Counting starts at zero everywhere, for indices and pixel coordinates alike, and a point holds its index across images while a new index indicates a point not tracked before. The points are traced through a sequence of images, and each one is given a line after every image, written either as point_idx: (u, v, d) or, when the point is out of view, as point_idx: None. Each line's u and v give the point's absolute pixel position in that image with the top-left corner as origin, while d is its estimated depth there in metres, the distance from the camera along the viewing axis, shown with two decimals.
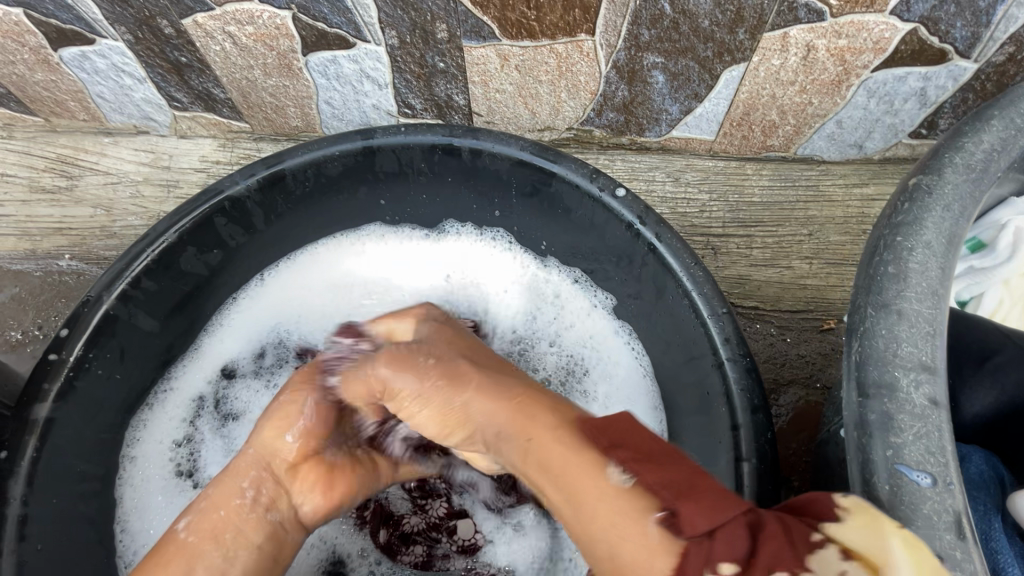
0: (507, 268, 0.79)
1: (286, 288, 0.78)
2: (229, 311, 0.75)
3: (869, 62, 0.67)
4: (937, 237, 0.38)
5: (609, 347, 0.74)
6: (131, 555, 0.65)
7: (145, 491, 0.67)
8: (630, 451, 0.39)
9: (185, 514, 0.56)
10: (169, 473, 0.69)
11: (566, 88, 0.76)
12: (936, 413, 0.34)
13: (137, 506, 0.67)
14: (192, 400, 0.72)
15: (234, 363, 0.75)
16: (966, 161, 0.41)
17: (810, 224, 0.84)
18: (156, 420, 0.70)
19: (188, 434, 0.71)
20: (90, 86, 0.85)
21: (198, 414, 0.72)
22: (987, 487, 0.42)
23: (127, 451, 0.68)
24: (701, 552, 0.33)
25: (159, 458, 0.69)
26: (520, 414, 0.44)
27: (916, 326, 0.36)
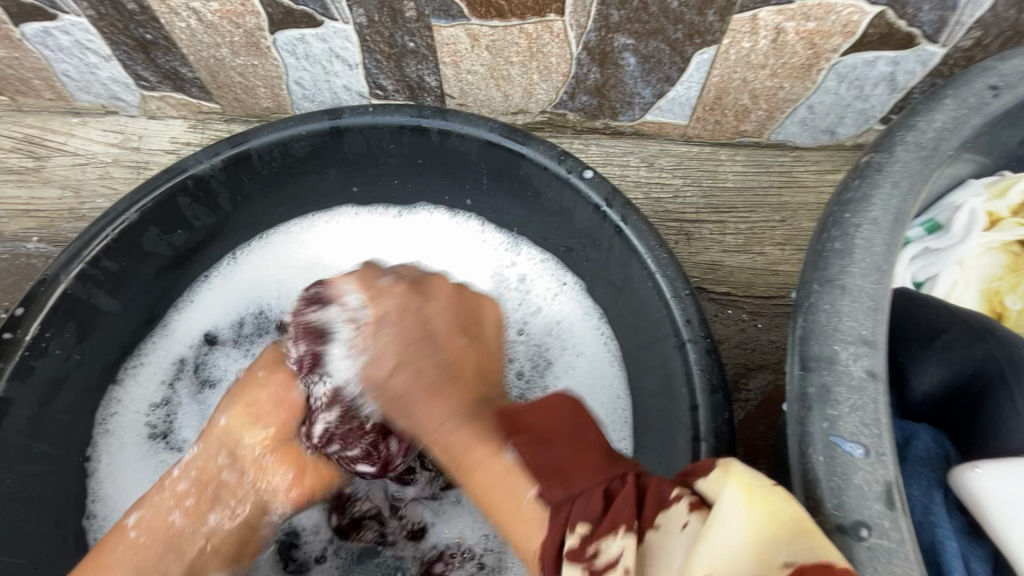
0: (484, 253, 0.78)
1: (260, 267, 0.76)
2: (202, 288, 0.75)
3: (839, 45, 0.67)
4: (884, 214, 0.39)
5: (581, 336, 0.74)
6: (105, 512, 0.66)
7: (123, 449, 0.68)
8: (526, 437, 0.42)
9: (135, 510, 0.58)
10: (145, 433, 0.69)
11: (538, 70, 0.76)
12: (873, 386, 0.34)
13: (114, 470, 0.67)
14: (173, 363, 0.72)
15: (216, 330, 0.74)
16: (917, 139, 0.42)
17: (782, 210, 0.84)
18: (134, 385, 0.70)
19: (166, 397, 0.71)
20: (54, 64, 0.83)
21: (177, 377, 0.72)
22: (931, 463, 0.43)
23: (104, 415, 0.68)
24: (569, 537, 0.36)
25: (137, 417, 0.69)
26: (468, 436, 0.43)
27: (859, 301, 0.36)
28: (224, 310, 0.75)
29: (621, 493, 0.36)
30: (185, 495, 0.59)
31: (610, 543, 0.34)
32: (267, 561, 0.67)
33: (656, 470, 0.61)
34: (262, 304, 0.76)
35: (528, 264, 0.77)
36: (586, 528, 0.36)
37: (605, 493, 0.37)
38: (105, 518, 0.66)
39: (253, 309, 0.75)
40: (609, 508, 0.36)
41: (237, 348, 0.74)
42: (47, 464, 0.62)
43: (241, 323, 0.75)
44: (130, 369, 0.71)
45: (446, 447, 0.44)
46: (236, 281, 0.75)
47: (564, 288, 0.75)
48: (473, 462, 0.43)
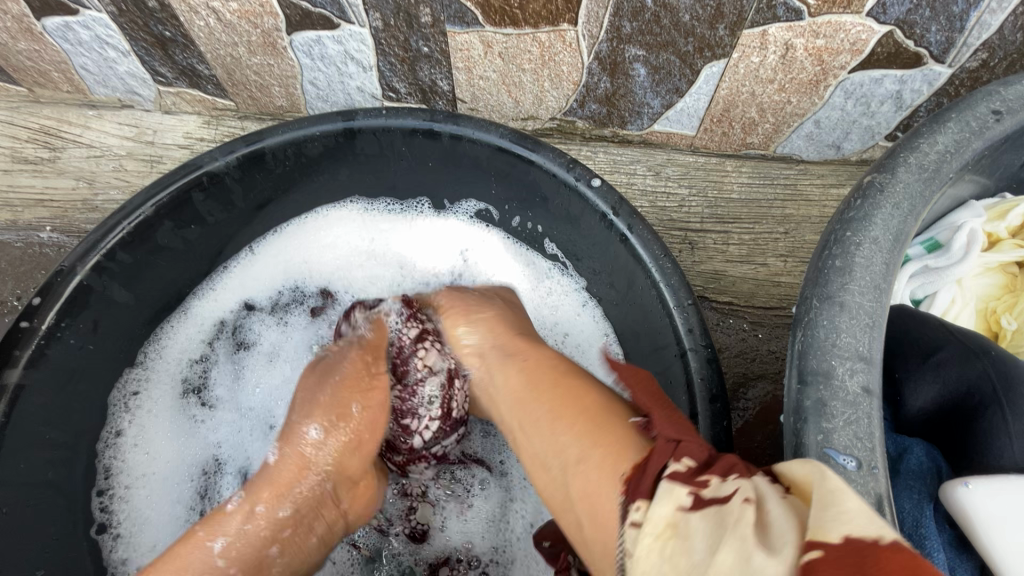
0: (505, 266, 0.79)
1: (285, 252, 0.79)
2: (228, 268, 0.77)
3: (847, 62, 0.68)
4: (884, 234, 0.40)
5: (589, 353, 0.74)
6: (128, 478, 0.69)
7: (152, 413, 0.72)
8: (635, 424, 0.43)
9: (220, 534, 0.53)
10: (180, 390, 0.74)
11: (549, 78, 0.77)
12: (867, 401, 0.35)
13: (144, 429, 0.71)
14: (212, 324, 0.77)
15: (254, 299, 0.78)
16: (919, 161, 0.43)
17: (786, 222, 0.85)
18: (174, 344, 0.75)
19: (204, 354, 0.76)
20: (73, 57, 0.84)
21: (216, 337, 0.77)
22: (923, 476, 0.44)
23: (140, 380, 0.72)
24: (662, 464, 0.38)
25: (165, 389, 0.73)
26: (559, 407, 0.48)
27: (857, 318, 0.37)
28: (263, 281, 0.78)
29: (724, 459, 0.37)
30: (284, 526, 0.56)
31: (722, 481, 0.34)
32: None
33: None
34: (292, 282, 0.79)
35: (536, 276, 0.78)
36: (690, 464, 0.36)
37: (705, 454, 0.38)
38: (133, 474, 0.69)
39: (291, 285, 0.79)
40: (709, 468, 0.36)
41: (271, 316, 0.78)
42: (59, 451, 0.63)
43: (280, 294, 0.79)
44: (155, 346, 0.74)
45: (535, 407, 0.50)
46: (272, 256, 0.79)
47: (573, 303, 0.76)
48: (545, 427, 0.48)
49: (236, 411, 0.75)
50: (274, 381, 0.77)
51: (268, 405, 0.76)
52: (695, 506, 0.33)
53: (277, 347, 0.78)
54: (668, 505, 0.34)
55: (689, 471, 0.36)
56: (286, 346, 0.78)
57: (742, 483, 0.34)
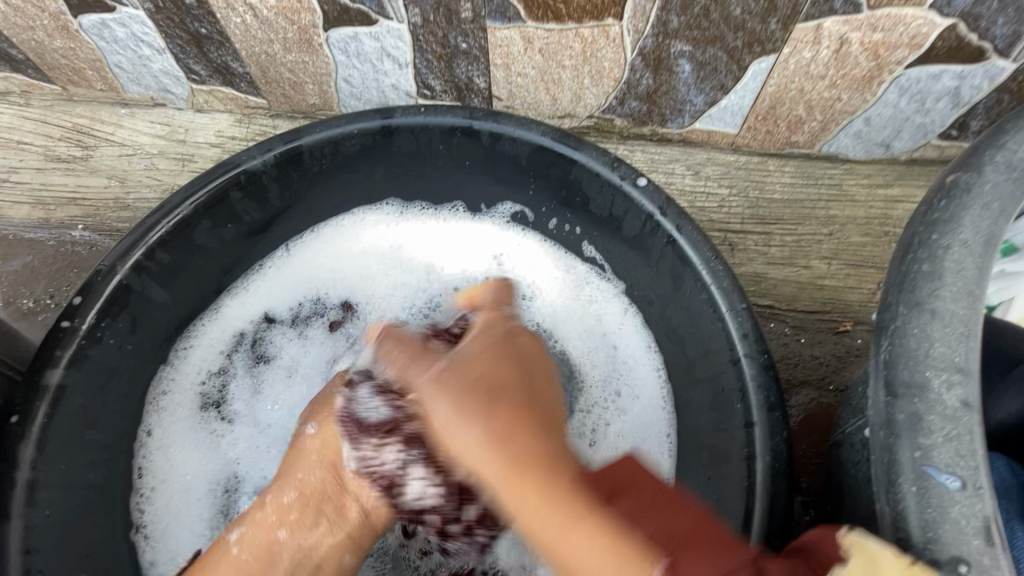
0: (546, 272, 0.77)
1: (314, 259, 0.77)
2: (255, 274, 0.75)
3: (904, 58, 0.65)
4: (975, 236, 0.37)
5: (633, 363, 0.72)
6: (152, 482, 0.67)
7: (176, 422, 0.70)
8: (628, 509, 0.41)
9: (237, 526, 0.59)
10: (198, 403, 0.71)
11: (590, 74, 0.75)
12: (968, 416, 0.32)
13: (164, 441, 0.69)
14: (232, 335, 0.74)
15: (274, 311, 0.76)
16: (1008, 160, 0.40)
17: (830, 224, 0.83)
18: (194, 352, 0.72)
19: (222, 367, 0.73)
20: (108, 55, 0.84)
21: (234, 350, 0.74)
22: (1008, 493, 0.42)
23: (161, 389, 0.70)
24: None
25: (190, 395, 0.71)
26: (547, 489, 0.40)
27: (950, 326, 0.35)
28: (286, 293, 0.76)
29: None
30: (290, 508, 0.58)
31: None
32: None
33: (705, 483, 0.61)
34: (318, 294, 0.77)
35: (577, 281, 0.76)
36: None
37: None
38: (152, 485, 0.67)
39: (314, 297, 0.77)
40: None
41: (292, 328, 0.76)
42: (97, 452, 0.63)
43: (298, 311, 0.77)
44: (182, 351, 0.72)
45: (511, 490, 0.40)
46: (296, 264, 0.77)
47: (613, 313, 0.74)
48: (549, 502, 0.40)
49: (255, 426, 0.72)
50: (296, 397, 0.74)
51: (290, 423, 0.73)
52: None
53: (295, 362, 0.75)
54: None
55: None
56: (307, 361, 0.75)
57: None
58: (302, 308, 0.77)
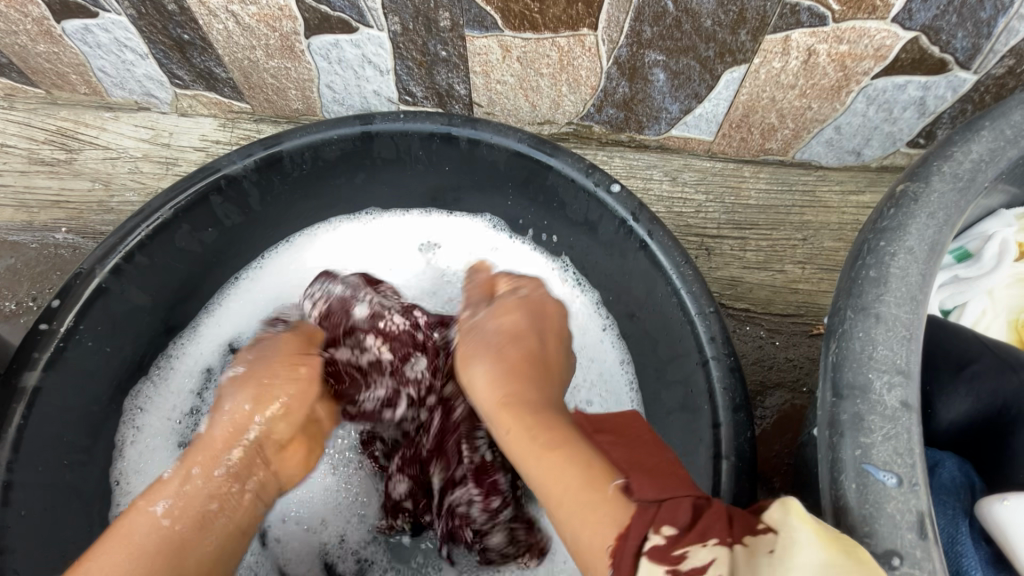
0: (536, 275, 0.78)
1: (284, 270, 0.79)
2: (230, 291, 0.77)
3: (870, 68, 0.67)
4: (920, 244, 0.39)
5: (608, 372, 0.73)
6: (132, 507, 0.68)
7: (152, 452, 0.70)
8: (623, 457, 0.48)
9: (165, 497, 0.53)
10: (173, 439, 0.71)
11: (567, 82, 0.76)
12: (906, 416, 0.34)
13: (139, 471, 0.69)
14: (200, 372, 0.74)
15: (238, 341, 0.76)
16: (953, 170, 0.42)
17: (805, 229, 0.85)
18: (165, 387, 0.73)
19: (194, 407, 0.73)
20: (92, 60, 0.85)
21: (205, 387, 0.74)
22: (957, 490, 0.44)
23: (133, 421, 0.70)
24: (645, 517, 0.39)
25: (166, 423, 0.72)
26: (547, 429, 0.46)
27: (892, 330, 0.36)
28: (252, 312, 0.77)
29: (713, 510, 0.39)
30: (220, 484, 0.56)
31: (700, 549, 0.36)
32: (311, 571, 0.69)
33: None
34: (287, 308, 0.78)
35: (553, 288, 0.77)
36: (669, 532, 0.38)
37: (692, 509, 0.39)
38: None
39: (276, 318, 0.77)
40: (697, 522, 0.38)
41: None
42: (74, 454, 0.63)
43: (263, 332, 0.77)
44: (163, 368, 0.73)
45: (527, 425, 0.47)
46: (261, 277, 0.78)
47: (594, 323, 0.75)
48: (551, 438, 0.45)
49: None
50: None
51: None
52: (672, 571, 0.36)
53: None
54: None
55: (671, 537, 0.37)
56: None
57: (719, 551, 0.36)
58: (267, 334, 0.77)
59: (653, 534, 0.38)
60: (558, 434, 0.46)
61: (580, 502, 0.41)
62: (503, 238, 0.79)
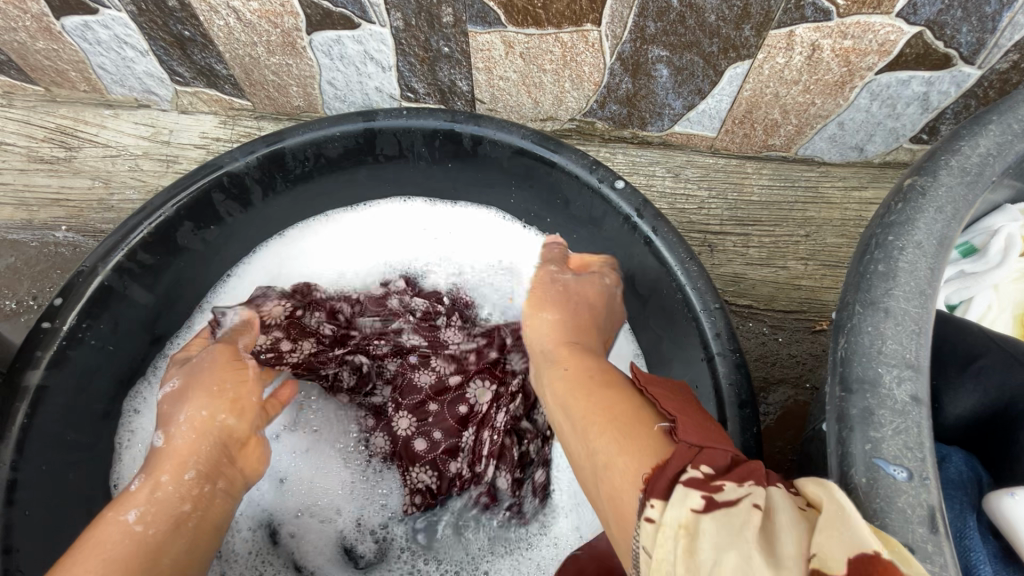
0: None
1: (269, 270, 0.77)
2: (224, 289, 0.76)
3: (874, 64, 0.67)
4: (928, 238, 0.39)
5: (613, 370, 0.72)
6: None
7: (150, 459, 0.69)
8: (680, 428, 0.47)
9: (135, 505, 0.53)
10: None
11: (570, 78, 0.76)
12: (916, 410, 0.34)
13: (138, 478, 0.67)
14: None
15: None
16: (961, 164, 0.42)
17: (807, 225, 0.85)
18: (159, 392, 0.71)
19: None
20: (92, 57, 0.84)
21: None
22: (964, 484, 0.44)
23: (130, 427, 0.68)
24: (685, 455, 0.39)
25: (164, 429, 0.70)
26: (598, 387, 0.50)
27: (902, 324, 0.36)
28: None
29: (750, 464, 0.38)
30: (190, 486, 0.56)
31: (734, 485, 0.35)
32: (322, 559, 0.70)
33: None
34: None
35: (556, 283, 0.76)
36: (709, 469, 0.37)
37: (728, 459, 0.39)
38: None
39: None
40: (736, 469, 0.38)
41: None
42: (78, 452, 0.63)
43: None
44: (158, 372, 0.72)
45: (579, 384, 0.51)
46: (248, 284, 0.76)
47: None
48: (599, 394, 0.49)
49: None
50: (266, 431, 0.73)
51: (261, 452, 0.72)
52: (705, 508, 0.34)
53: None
54: (682, 508, 0.34)
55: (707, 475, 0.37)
56: None
57: (754, 492, 0.35)
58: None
59: (690, 470, 0.37)
60: (605, 393, 0.49)
61: (631, 429, 0.43)
62: (506, 233, 0.79)
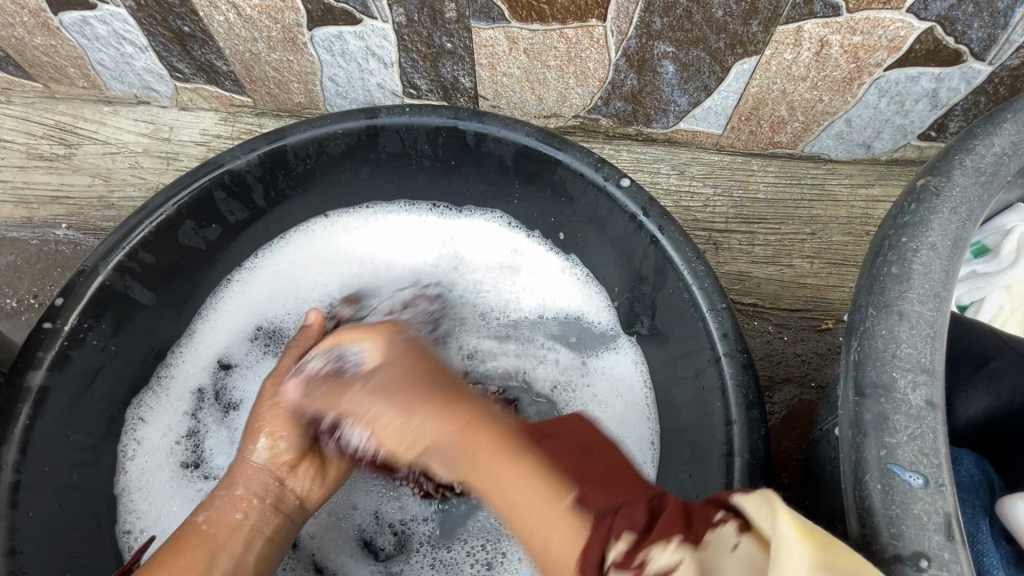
0: (541, 263, 0.78)
1: (268, 279, 0.76)
2: (224, 294, 0.75)
3: (883, 60, 0.66)
4: (943, 240, 0.38)
5: (618, 372, 0.72)
6: (139, 524, 0.66)
7: (155, 469, 0.68)
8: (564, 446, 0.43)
9: (204, 508, 0.56)
10: (175, 455, 0.69)
11: (575, 75, 0.75)
12: (932, 415, 0.34)
13: (143, 486, 0.67)
14: (192, 392, 0.72)
15: (230, 356, 0.74)
16: (976, 164, 0.41)
17: (813, 223, 0.84)
18: (161, 404, 0.70)
19: (191, 428, 0.71)
20: (90, 53, 0.83)
21: (199, 407, 0.71)
22: (976, 488, 0.43)
23: (134, 435, 0.68)
24: (600, 531, 0.37)
25: (166, 439, 0.69)
26: (464, 442, 0.43)
27: (917, 328, 0.36)
28: (240, 322, 0.75)
29: (666, 514, 0.37)
30: (244, 501, 0.57)
31: (661, 552, 0.34)
32: (343, 555, 0.69)
33: (685, 481, 0.62)
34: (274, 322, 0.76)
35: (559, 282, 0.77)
36: (620, 550, 0.36)
37: (646, 511, 0.37)
38: (139, 527, 0.65)
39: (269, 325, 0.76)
40: (654, 522, 0.36)
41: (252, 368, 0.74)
42: (81, 453, 0.62)
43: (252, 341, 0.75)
44: (162, 380, 0.71)
45: (462, 461, 0.43)
46: (249, 292, 0.76)
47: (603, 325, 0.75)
48: (479, 460, 0.42)
49: None
50: None
51: None
52: None
53: None
54: None
55: (628, 547, 0.36)
56: None
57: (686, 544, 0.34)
58: (258, 339, 0.75)
59: (612, 547, 0.36)
60: (478, 462, 0.42)
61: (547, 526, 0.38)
62: (507, 232, 0.79)
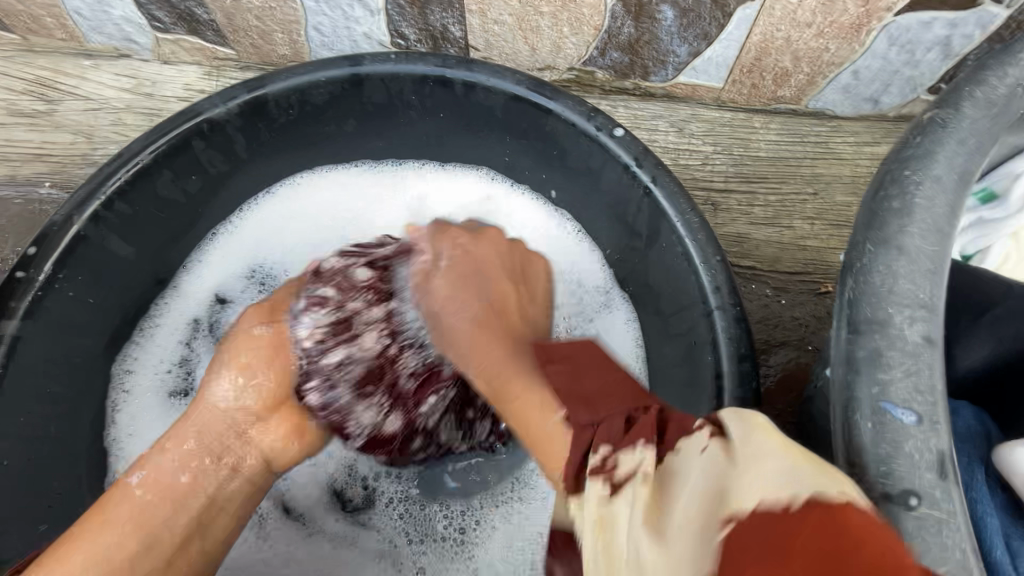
0: (533, 221, 0.74)
1: (255, 232, 0.73)
2: (209, 246, 0.72)
3: (894, 3, 0.62)
4: (948, 173, 0.36)
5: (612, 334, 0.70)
6: None
7: (147, 409, 0.67)
8: (566, 365, 0.45)
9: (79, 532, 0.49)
10: (166, 393, 0.68)
11: (569, 22, 0.72)
12: (929, 352, 0.32)
13: (134, 430, 0.66)
14: (187, 323, 0.70)
15: (225, 290, 0.72)
16: (987, 95, 0.38)
17: (816, 182, 0.81)
18: (148, 347, 0.69)
19: (183, 357, 0.69)
20: (65, 0, 0.80)
21: (193, 337, 0.70)
22: (972, 439, 0.42)
23: (122, 384, 0.67)
24: (582, 437, 0.39)
25: (155, 376, 0.68)
26: (500, 381, 0.48)
27: (917, 263, 0.34)
28: (230, 267, 0.72)
29: (642, 420, 0.37)
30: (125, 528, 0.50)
31: (628, 456, 0.35)
32: (315, 504, 0.69)
33: None
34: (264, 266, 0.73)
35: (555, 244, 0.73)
36: (607, 447, 0.37)
37: (623, 419, 0.38)
38: None
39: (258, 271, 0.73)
40: (630, 429, 0.37)
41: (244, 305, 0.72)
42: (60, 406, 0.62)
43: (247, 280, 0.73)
44: (147, 327, 0.69)
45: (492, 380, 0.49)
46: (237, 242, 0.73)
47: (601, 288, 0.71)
48: (514, 371, 0.48)
49: None
50: None
51: None
52: (614, 492, 0.35)
53: None
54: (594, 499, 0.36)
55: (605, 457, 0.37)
56: None
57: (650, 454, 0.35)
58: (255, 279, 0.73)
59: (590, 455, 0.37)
60: (517, 415, 0.45)
61: (541, 434, 0.43)
62: (499, 189, 0.75)
